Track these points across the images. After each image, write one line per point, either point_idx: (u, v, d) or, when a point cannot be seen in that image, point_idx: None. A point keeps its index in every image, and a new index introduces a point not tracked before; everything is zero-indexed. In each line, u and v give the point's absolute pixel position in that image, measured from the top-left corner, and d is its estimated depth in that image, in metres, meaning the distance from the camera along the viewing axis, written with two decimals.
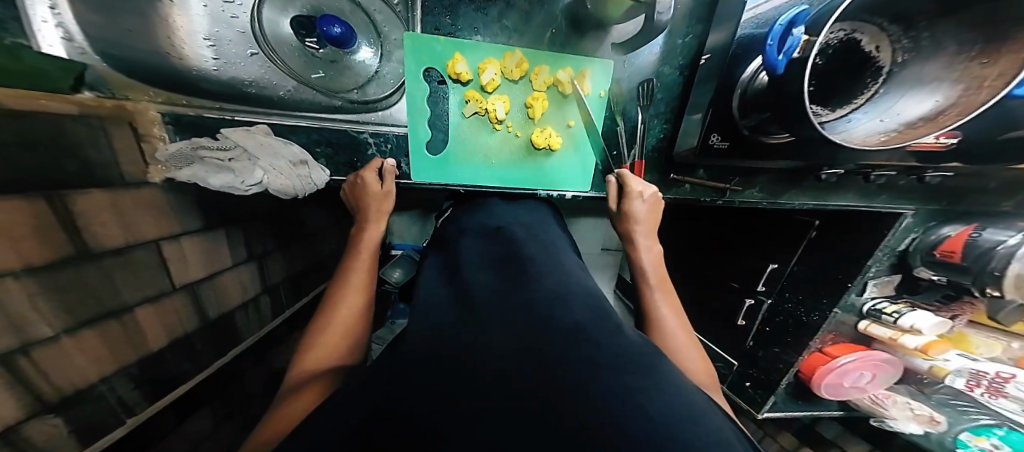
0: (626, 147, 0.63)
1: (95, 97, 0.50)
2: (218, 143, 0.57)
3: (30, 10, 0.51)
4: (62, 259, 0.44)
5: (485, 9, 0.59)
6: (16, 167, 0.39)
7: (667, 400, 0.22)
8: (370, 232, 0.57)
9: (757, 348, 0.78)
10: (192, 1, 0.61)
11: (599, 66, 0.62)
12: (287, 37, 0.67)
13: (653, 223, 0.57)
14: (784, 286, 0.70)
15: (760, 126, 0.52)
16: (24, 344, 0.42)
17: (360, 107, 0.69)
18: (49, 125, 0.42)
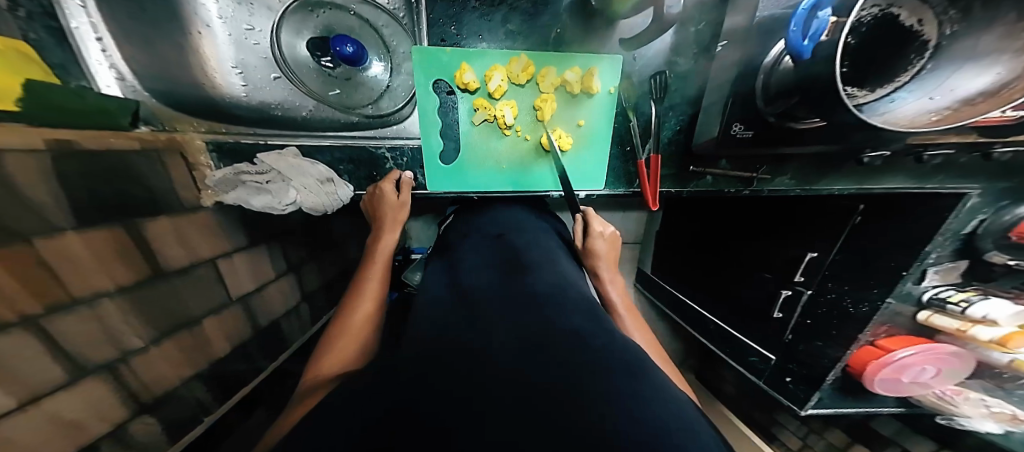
0: (640, 141, 0.62)
1: (150, 131, 0.57)
2: (257, 168, 0.63)
3: (87, 55, 0.60)
4: (140, 279, 0.51)
5: (490, 14, 0.59)
6: (97, 199, 0.46)
7: (658, 401, 0.22)
8: (384, 239, 0.60)
9: (796, 342, 0.72)
10: (215, 28, 0.63)
11: (609, 62, 0.60)
12: (302, 58, 0.70)
13: (611, 258, 0.58)
14: (827, 275, 0.64)
15: (787, 112, 0.47)
16: (120, 353, 0.49)
17: (375, 121, 0.73)
18: (115, 159, 0.49)
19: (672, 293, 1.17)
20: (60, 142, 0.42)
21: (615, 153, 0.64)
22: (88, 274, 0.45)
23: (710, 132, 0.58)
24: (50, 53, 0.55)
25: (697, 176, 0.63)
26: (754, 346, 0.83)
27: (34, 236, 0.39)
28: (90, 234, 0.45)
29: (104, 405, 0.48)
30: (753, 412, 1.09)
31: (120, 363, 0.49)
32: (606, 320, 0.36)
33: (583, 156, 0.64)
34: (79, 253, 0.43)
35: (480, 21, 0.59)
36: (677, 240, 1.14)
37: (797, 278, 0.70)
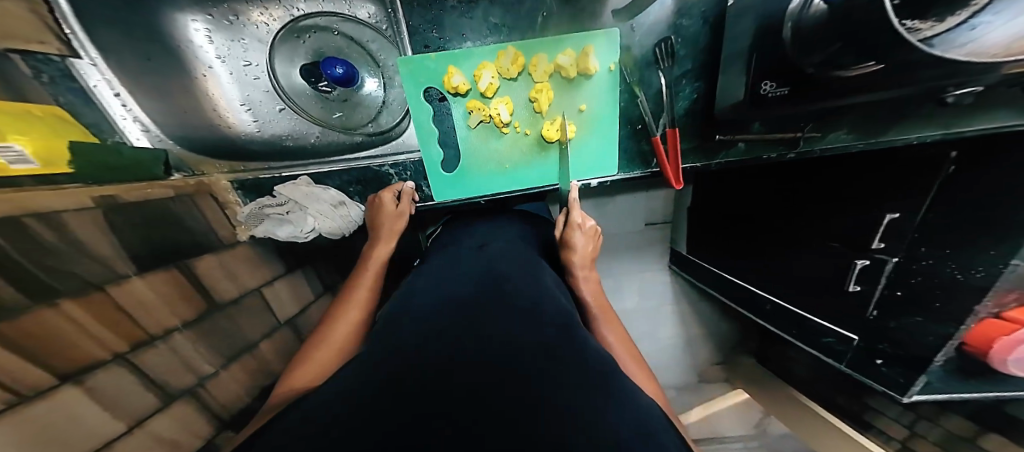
0: (651, 116, 0.56)
1: (181, 178, 0.61)
2: (276, 200, 0.65)
3: (112, 112, 0.63)
4: (203, 313, 0.57)
5: (470, 11, 0.55)
6: (154, 248, 0.50)
7: (612, 420, 0.27)
8: (378, 249, 0.60)
9: (885, 319, 0.61)
10: (219, 70, 0.68)
11: (606, 37, 0.54)
12: (303, 88, 0.73)
13: (590, 253, 0.62)
14: (916, 239, 0.53)
15: (828, 60, 0.39)
16: (198, 379, 0.55)
17: (377, 139, 0.73)
18: (159, 207, 0.53)
19: (716, 273, 1.07)
20: (104, 197, 0.46)
21: (624, 134, 0.59)
22: (158, 314, 0.50)
23: (730, 97, 0.51)
24: (84, 115, 0.59)
25: (723, 145, 0.57)
26: (827, 325, 0.73)
27: (106, 285, 0.44)
28: (153, 278, 0.49)
29: (194, 425, 0.54)
30: (837, 397, 0.98)
31: (200, 387, 0.55)
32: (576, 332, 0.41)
33: (589, 143, 0.59)
34: (149, 296, 0.49)
35: (463, 18, 0.55)
36: (713, 214, 1.04)
37: (876, 246, 0.59)
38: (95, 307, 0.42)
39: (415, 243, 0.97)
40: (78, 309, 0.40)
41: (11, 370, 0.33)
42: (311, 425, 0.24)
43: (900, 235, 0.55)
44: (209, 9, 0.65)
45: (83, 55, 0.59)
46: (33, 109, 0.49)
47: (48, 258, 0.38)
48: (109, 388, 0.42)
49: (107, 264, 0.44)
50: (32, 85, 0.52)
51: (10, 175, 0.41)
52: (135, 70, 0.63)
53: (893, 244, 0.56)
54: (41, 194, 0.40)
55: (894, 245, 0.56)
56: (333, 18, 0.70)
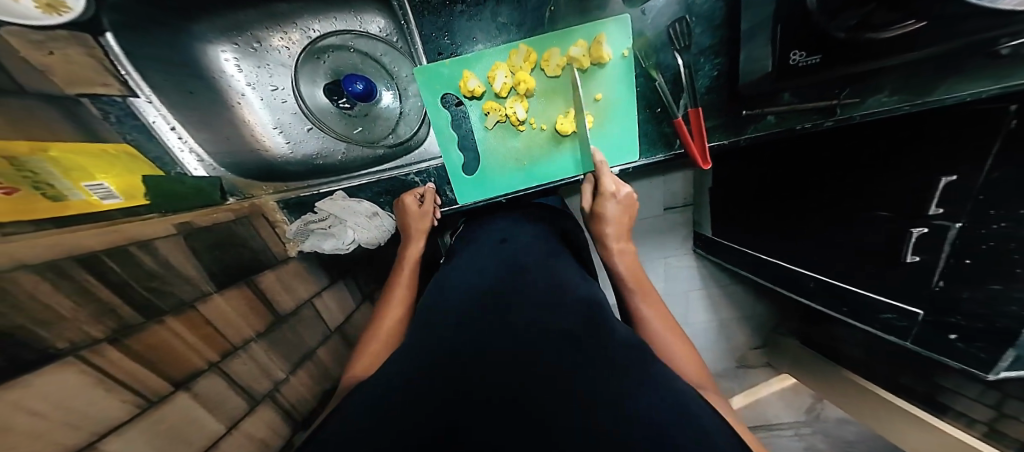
0: (671, 98, 0.54)
1: (237, 202, 0.66)
2: (318, 215, 0.69)
3: (171, 145, 0.66)
4: (270, 323, 0.63)
5: (479, 13, 0.56)
6: (227, 267, 0.56)
7: (657, 402, 0.28)
8: (410, 247, 0.64)
9: (955, 289, 0.57)
10: (252, 98, 0.74)
11: (616, 23, 0.53)
12: (326, 108, 0.77)
13: (622, 223, 0.59)
14: (982, 202, 0.49)
15: (865, 21, 0.38)
16: (272, 385, 0.62)
17: (399, 149, 0.76)
18: (226, 229, 0.58)
19: (750, 253, 1.04)
20: (183, 224, 0.51)
21: (643, 118, 0.57)
22: (237, 325, 0.56)
23: (757, 69, 0.48)
24: (147, 148, 0.63)
25: (755, 118, 0.53)
26: (891, 302, 0.69)
27: (196, 302, 0.50)
28: (229, 294, 0.55)
29: (273, 424, 0.61)
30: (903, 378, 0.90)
31: (275, 391, 0.62)
32: (604, 321, 0.43)
33: (608, 131, 0.58)
34: (229, 311, 0.55)
35: (473, 22, 0.56)
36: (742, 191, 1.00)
37: (932, 213, 0.54)
38: (190, 321, 0.48)
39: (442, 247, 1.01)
40: (178, 323, 0.46)
41: (134, 375, 0.40)
42: (388, 413, 0.27)
43: (961, 197, 0.50)
44: (236, 38, 0.70)
45: (140, 93, 0.63)
46: (105, 148, 0.54)
47: (152, 282, 0.44)
48: (208, 391, 0.49)
49: (195, 284, 0.50)
50: (107, 129, 0.59)
51: (103, 210, 0.49)
52: (181, 104, 0.66)
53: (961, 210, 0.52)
54: (136, 226, 0.46)
55: (954, 209, 0.52)
56: (346, 36, 0.73)
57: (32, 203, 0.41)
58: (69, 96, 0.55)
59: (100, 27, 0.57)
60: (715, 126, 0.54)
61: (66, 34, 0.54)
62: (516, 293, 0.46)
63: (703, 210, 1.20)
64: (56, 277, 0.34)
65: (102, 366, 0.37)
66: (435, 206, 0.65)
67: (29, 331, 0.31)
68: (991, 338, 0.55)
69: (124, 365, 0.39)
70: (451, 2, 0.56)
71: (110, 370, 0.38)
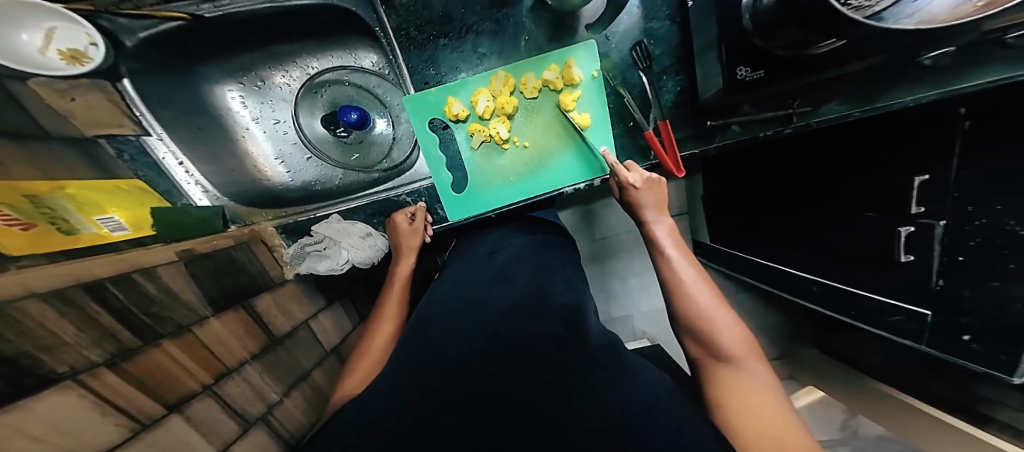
0: (641, 113, 0.57)
1: (238, 228, 0.69)
2: (314, 238, 0.71)
3: (178, 179, 0.70)
4: (265, 345, 0.64)
5: (460, 46, 0.61)
6: (224, 291, 0.58)
7: (627, 407, 0.29)
8: (401, 264, 0.66)
9: (956, 288, 0.55)
10: (256, 131, 0.79)
11: (585, 48, 0.56)
12: (324, 137, 0.82)
13: (660, 201, 0.54)
14: (959, 198, 0.50)
15: (794, 41, 0.39)
16: (266, 408, 0.62)
17: (392, 172, 0.79)
18: (226, 255, 0.61)
19: (748, 259, 1.03)
20: (184, 251, 0.54)
21: (618, 131, 0.60)
22: (232, 349, 0.57)
23: (713, 85, 0.51)
24: (157, 183, 0.67)
25: (717, 129, 0.56)
26: (894, 303, 0.67)
27: (193, 326, 0.51)
28: (225, 318, 0.57)
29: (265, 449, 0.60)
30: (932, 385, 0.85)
31: (268, 415, 0.62)
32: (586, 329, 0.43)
33: (586, 145, 0.61)
34: (224, 334, 0.56)
35: (455, 54, 0.61)
36: (731, 198, 1.01)
37: (915, 211, 0.55)
38: (187, 345, 0.50)
39: (438, 266, 1.03)
40: (175, 347, 0.48)
41: (129, 399, 0.41)
42: None
43: (938, 195, 0.52)
44: (242, 78, 0.76)
45: (152, 132, 0.68)
46: (120, 184, 0.59)
47: (152, 307, 0.46)
48: (202, 416, 0.50)
49: (192, 308, 0.52)
50: (121, 166, 0.63)
51: (112, 241, 0.52)
52: (190, 140, 0.71)
53: (939, 206, 0.52)
54: (140, 255, 0.48)
55: (935, 207, 0.53)
56: (341, 72, 0.79)
57: (47, 237, 0.44)
58: (88, 137, 0.60)
59: (118, 74, 0.63)
60: (686, 136, 0.57)
61: (87, 82, 0.60)
62: (499, 304, 0.47)
63: (698, 218, 1.22)
64: (63, 305, 0.36)
65: (98, 391, 0.38)
66: (425, 223, 0.66)
67: (33, 357, 0.33)
68: (989, 334, 0.54)
69: (120, 389, 0.40)
70: (435, 37, 0.61)
71: (106, 395, 0.39)
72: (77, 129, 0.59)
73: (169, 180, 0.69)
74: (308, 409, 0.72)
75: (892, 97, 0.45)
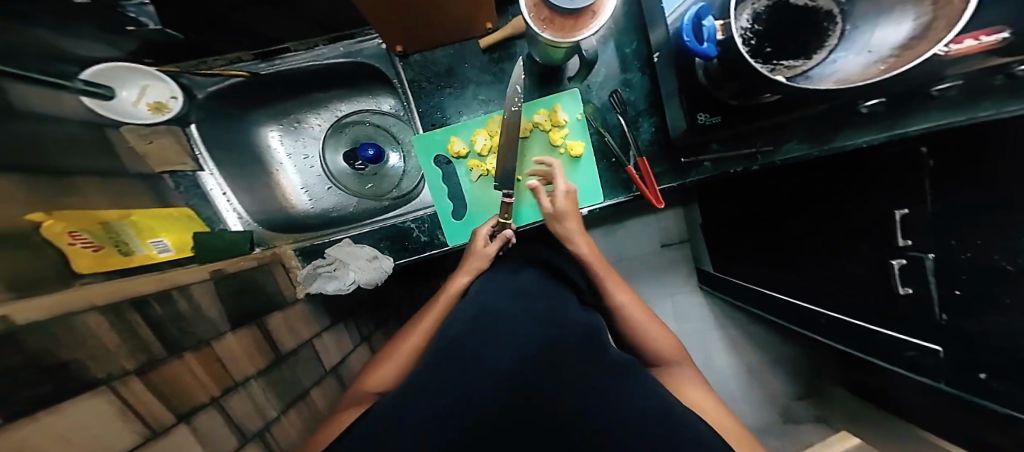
0: (622, 150, 0.63)
1: (263, 250, 0.77)
2: (326, 260, 0.78)
3: (220, 207, 0.80)
4: (271, 362, 0.69)
5: (463, 94, 0.69)
6: (242, 309, 0.64)
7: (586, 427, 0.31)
8: (452, 282, 0.66)
9: (958, 323, 0.52)
10: (286, 165, 0.90)
11: (570, 96, 0.64)
12: (343, 170, 0.91)
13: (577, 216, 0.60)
14: (937, 232, 0.51)
15: (737, 94, 0.46)
16: (265, 424, 0.65)
17: (401, 201, 0.87)
18: (249, 275, 0.68)
19: (746, 288, 1.02)
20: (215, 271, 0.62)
21: (602, 167, 0.66)
22: (242, 364, 0.62)
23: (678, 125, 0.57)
24: (202, 211, 0.77)
25: (692, 165, 0.61)
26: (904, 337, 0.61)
27: (212, 340, 0.57)
28: (240, 334, 0.63)
29: None
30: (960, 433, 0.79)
31: (267, 431, 0.65)
32: None
33: (574, 178, 0.67)
34: (237, 349, 0.62)
35: (457, 100, 0.70)
36: (727, 227, 1.03)
37: (903, 244, 0.55)
38: (205, 358, 0.55)
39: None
40: (195, 359, 0.53)
41: (152, 406, 0.46)
42: None
43: (918, 229, 0.53)
44: (281, 121, 0.89)
45: (205, 168, 0.79)
46: (174, 212, 0.68)
47: (181, 322, 0.52)
48: (208, 427, 0.54)
49: (214, 324, 0.58)
50: (176, 196, 0.74)
51: (158, 261, 0.60)
52: (234, 174, 0.82)
53: (923, 240, 0.53)
54: (177, 275, 0.56)
55: (919, 241, 0.53)
56: (361, 115, 0.90)
57: (109, 257, 0.52)
58: (156, 173, 0.72)
59: (186, 121, 0.75)
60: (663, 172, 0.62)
61: (163, 128, 0.72)
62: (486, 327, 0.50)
63: (699, 246, 1.23)
64: (112, 316, 0.42)
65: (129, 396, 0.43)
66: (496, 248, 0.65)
67: (81, 363, 0.38)
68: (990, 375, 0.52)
69: (146, 396, 0.45)
70: (441, 87, 0.70)
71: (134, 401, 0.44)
72: (148, 167, 0.71)
73: (212, 207, 0.79)
74: (304, 428, 0.75)
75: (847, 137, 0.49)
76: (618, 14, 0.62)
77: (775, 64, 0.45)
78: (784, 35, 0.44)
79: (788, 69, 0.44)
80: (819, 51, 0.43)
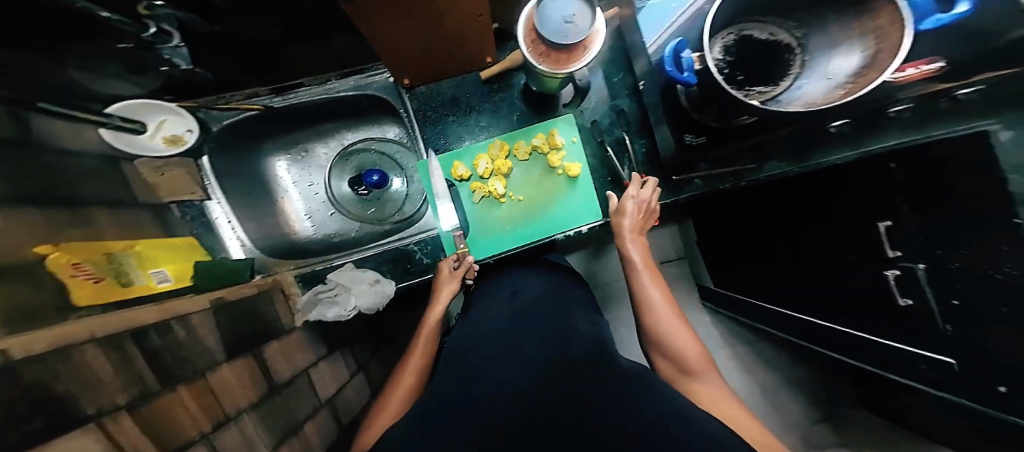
0: (617, 169, 0.66)
1: (263, 278, 0.77)
2: (328, 286, 0.78)
3: (224, 235, 0.81)
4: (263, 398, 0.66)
5: (464, 121, 0.73)
6: (238, 340, 0.63)
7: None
8: (431, 310, 0.68)
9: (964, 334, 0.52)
10: (291, 192, 0.93)
11: (565, 122, 0.68)
12: (346, 196, 0.93)
13: (642, 222, 0.61)
14: (925, 242, 0.53)
15: (718, 116, 0.50)
16: None
17: (403, 224, 0.89)
18: (248, 303, 0.67)
19: (749, 303, 1.02)
20: (216, 298, 0.62)
21: (600, 185, 0.69)
22: (235, 398, 0.60)
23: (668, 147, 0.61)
24: (206, 239, 0.78)
25: (686, 182, 0.63)
26: (916, 351, 0.60)
27: (207, 374, 0.55)
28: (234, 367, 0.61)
29: None
30: None
31: None
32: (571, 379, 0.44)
33: (573, 196, 0.69)
34: (231, 383, 0.59)
35: (459, 128, 0.74)
36: (722, 241, 1.05)
37: (893, 255, 0.57)
38: (198, 393, 0.53)
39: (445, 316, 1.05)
40: (187, 396, 0.51)
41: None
42: None
43: (907, 240, 0.55)
44: (290, 150, 0.92)
45: (213, 197, 0.80)
46: (177, 241, 0.69)
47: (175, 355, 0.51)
48: None
49: (208, 357, 0.56)
50: (181, 225, 0.75)
51: (155, 292, 0.59)
52: (240, 202, 0.84)
53: (913, 249, 0.55)
54: (179, 304, 0.56)
55: (909, 251, 0.55)
56: (365, 144, 0.94)
57: (107, 290, 0.51)
58: (164, 203, 0.72)
59: (200, 152, 0.78)
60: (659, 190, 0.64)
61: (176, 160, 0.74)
62: (493, 348, 0.49)
63: (698, 262, 1.24)
64: (110, 350, 0.41)
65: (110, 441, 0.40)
66: (464, 269, 0.68)
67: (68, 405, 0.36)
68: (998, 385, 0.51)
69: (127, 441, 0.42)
70: (443, 115, 0.74)
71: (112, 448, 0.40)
72: (158, 197, 0.71)
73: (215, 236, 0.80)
74: None
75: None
76: (606, 49, 0.67)
77: (748, 89, 0.49)
78: (754, 65, 0.48)
79: (758, 95, 0.48)
80: (783, 78, 0.47)
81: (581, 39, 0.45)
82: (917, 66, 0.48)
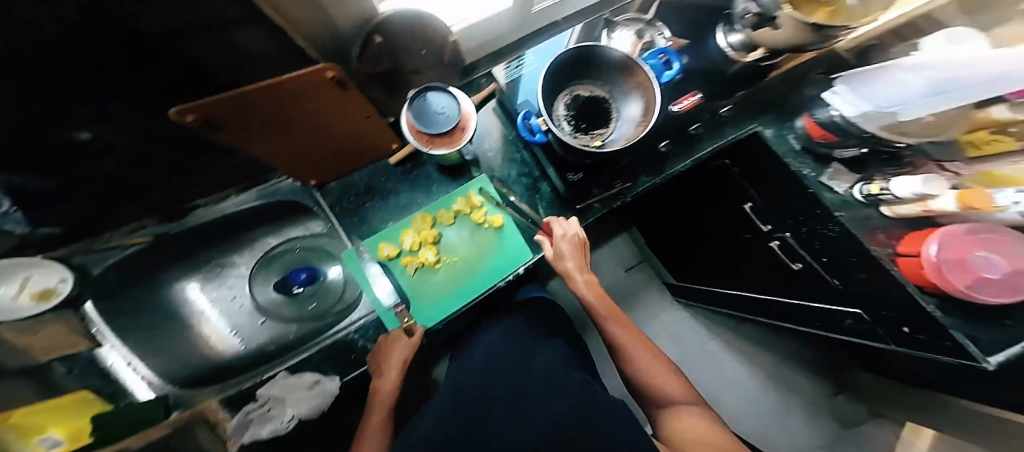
0: (530, 210, 0.71)
1: (180, 413, 0.64)
2: (259, 401, 0.65)
3: (126, 378, 0.70)
4: None
5: (384, 201, 0.77)
6: None
7: None
8: (381, 384, 0.66)
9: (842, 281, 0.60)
10: (210, 312, 0.83)
11: (480, 183, 0.75)
12: (275, 300, 0.86)
13: (580, 258, 0.63)
14: (777, 213, 0.65)
15: (579, 155, 0.54)
16: None
17: (344, 311, 0.83)
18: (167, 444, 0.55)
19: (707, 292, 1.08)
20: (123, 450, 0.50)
21: (523, 227, 0.73)
22: None
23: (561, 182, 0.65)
24: (102, 390, 0.67)
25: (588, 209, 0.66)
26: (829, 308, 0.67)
27: None
28: None
29: None
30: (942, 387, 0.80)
31: None
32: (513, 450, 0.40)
33: (503, 244, 0.73)
34: None
35: (383, 211, 0.77)
36: (661, 243, 1.15)
37: (766, 229, 0.69)
38: None
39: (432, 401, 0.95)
40: None
41: None
42: None
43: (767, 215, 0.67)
44: (199, 271, 0.84)
45: (107, 342, 0.71)
46: (62, 400, 0.57)
47: None
48: None
49: None
50: (66, 383, 0.63)
51: None
52: (143, 339, 0.75)
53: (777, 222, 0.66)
54: None
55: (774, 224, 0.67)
56: (294, 243, 0.89)
57: None
58: (41, 363, 0.59)
59: (81, 299, 0.70)
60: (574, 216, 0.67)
61: (53, 316, 0.65)
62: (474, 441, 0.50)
63: (657, 262, 1.34)
64: None
65: None
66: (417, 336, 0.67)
67: None
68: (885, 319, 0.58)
69: None
70: (360, 202, 0.77)
71: None
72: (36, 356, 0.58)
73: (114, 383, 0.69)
74: None
75: (672, 165, 0.62)
76: (483, 119, 0.77)
77: (594, 131, 0.56)
78: (591, 112, 0.56)
79: (597, 137, 0.56)
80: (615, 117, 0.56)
81: (458, 121, 0.55)
82: (681, 96, 0.55)
